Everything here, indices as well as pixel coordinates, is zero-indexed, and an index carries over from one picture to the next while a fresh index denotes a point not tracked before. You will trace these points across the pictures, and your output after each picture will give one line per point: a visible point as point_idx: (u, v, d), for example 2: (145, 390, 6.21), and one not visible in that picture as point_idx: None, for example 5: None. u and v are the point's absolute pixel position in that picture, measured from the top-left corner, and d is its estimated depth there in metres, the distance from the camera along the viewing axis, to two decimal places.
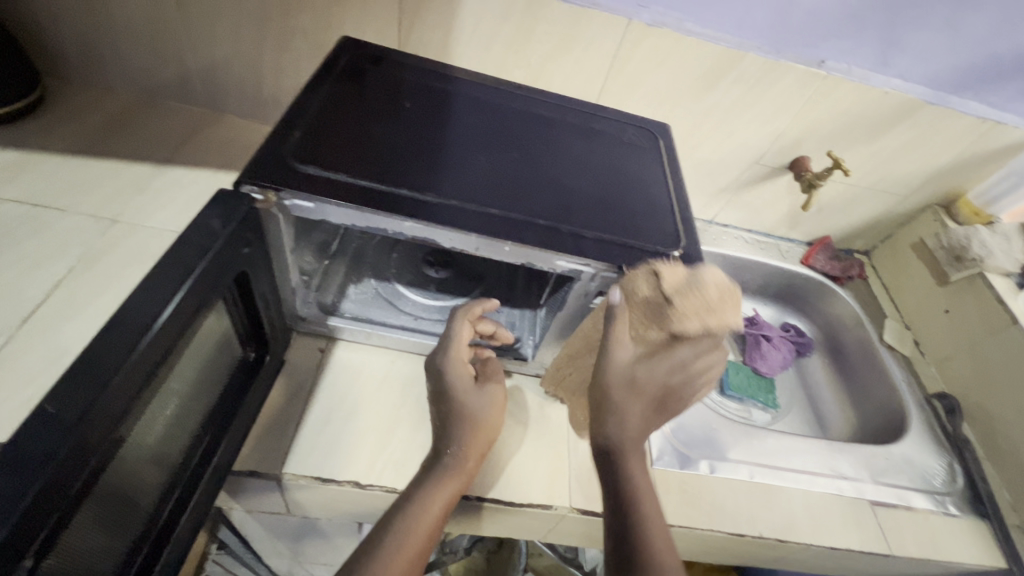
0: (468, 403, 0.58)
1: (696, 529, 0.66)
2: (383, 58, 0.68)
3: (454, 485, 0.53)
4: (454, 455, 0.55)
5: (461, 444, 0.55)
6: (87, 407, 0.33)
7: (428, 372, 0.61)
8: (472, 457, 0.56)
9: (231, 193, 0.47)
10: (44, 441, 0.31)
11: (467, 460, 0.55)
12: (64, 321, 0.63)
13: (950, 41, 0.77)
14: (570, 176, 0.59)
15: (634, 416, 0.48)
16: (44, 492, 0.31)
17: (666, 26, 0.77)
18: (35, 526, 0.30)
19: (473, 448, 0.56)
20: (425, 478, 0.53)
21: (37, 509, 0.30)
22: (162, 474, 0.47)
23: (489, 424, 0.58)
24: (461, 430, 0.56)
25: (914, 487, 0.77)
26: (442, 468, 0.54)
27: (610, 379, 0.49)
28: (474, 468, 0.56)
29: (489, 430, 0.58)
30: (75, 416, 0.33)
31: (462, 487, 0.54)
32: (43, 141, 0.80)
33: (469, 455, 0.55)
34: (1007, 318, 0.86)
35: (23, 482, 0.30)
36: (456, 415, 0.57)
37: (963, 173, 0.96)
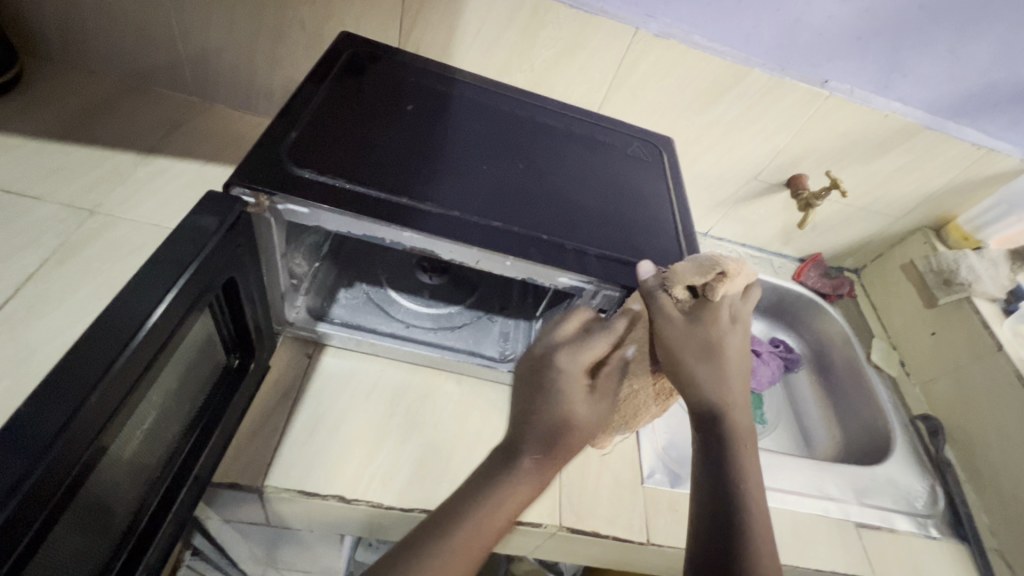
0: (573, 406, 0.48)
1: (685, 550, 0.64)
2: (381, 55, 0.65)
3: (527, 490, 0.45)
4: (531, 465, 0.46)
5: (542, 454, 0.46)
6: (60, 427, 0.31)
7: (528, 364, 0.51)
8: (552, 464, 0.47)
9: (221, 195, 0.45)
10: (17, 459, 0.29)
11: (537, 473, 0.46)
12: (34, 319, 0.60)
13: (950, 68, 0.77)
14: (574, 189, 0.58)
15: (734, 346, 0.49)
16: (15, 517, 0.28)
17: (673, 37, 0.76)
18: (5, 551, 0.28)
19: (552, 460, 0.47)
20: (487, 490, 0.45)
21: (7, 534, 0.28)
22: (138, 489, 0.45)
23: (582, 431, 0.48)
24: (546, 437, 0.47)
25: (898, 509, 0.77)
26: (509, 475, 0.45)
27: (713, 360, 0.48)
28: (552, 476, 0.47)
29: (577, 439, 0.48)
30: (46, 438, 0.30)
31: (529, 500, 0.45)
32: (19, 124, 0.76)
33: (550, 462, 0.46)
34: (991, 344, 0.87)
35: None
36: (552, 413, 0.47)
37: (954, 198, 0.98)
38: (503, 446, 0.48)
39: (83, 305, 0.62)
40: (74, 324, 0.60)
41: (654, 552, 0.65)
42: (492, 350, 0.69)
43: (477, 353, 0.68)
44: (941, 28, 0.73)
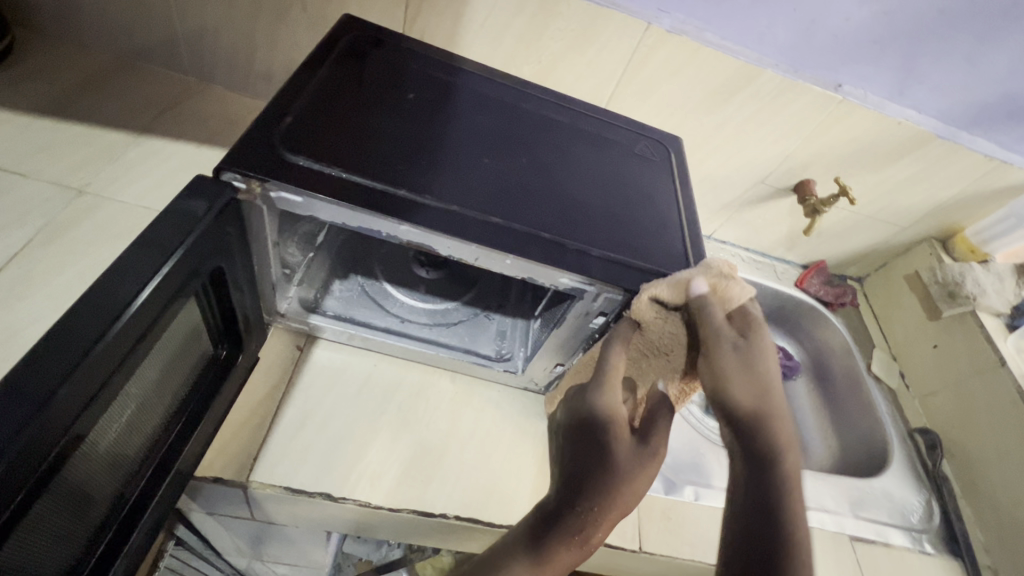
0: (622, 463, 0.43)
1: (678, 559, 0.63)
2: (384, 41, 0.63)
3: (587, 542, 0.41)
4: (586, 524, 0.41)
5: (600, 515, 0.42)
6: (26, 422, 0.29)
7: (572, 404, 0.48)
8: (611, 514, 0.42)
9: (211, 180, 0.43)
10: None
11: (591, 534, 0.41)
12: (15, 301, 0.58)
13: (967, 77, 0.76)
14: (578, 187, 0.56)
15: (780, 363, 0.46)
16: None
17: (686, 34, 0.74)
18: None
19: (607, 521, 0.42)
20: (541, 550, 0.40)
21: None
22: (116, 484, 0.43)
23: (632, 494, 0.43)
24: (602, 493, 0.42)
25: (893, 523, 0.76)
26: (566, 538, 0.41)
27: (763, 381, 0.44)
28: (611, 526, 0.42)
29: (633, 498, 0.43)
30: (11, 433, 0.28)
31: (581, 560, 0.42)
32: (7, 97, 0.74)
33: (608, 513, 0.42)
34: (994, 359, 0.86)
35: None
36: (603, 466, 0.43)
37: (962, 210, 0.97)
38: (566, 480, 0.43)
39: (68, 287, 0.60)
40: (57, 308, 0.58)
41: (645, 559, 0.64)
42: (488, 348, 0.67)
43: (473, 351, 0.66)
44: (960, 35, 0.71)
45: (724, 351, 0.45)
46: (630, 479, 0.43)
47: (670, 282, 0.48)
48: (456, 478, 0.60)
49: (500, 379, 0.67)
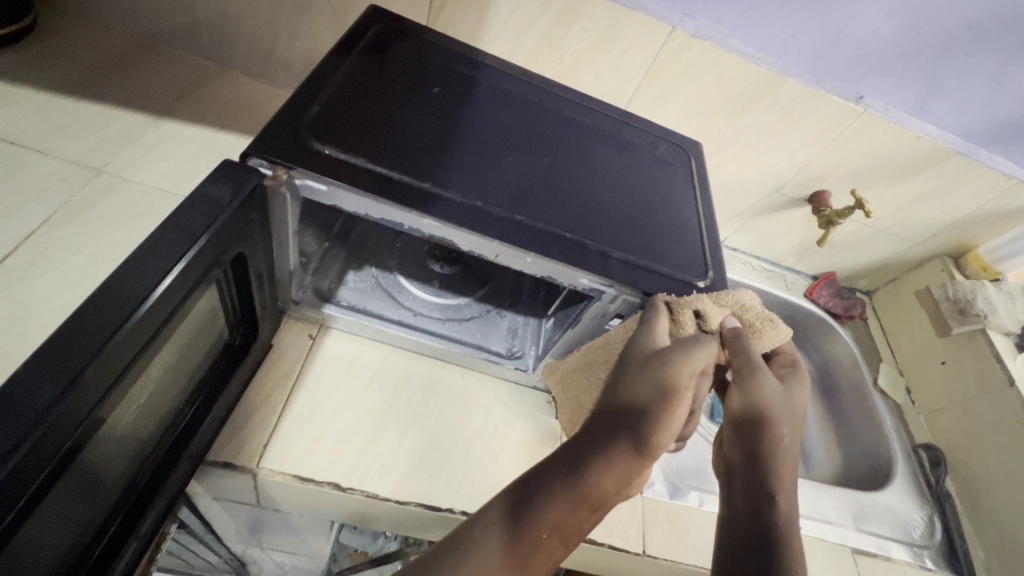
0: (635, 390, 0.42)
1: (680, 564, 0.63)
2: (409, 33, 0.63)
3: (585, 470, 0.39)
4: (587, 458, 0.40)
5: (604, 450, 0.40)
6: (53, 400, 0.29)
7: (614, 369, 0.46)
8: (616, 443, 0.40)
9: (238, 166, 0.43)
10: (9, 432, 0.28)
11: (593, 472, 0.39)
12: (32, 278, 0.58)
13: (991, 95, 0.75)
14: (600, 188, 0.56)
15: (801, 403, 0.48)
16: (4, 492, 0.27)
17: (710, 39, 0.73)
18: None
19: (614, 460, 0.39)
20: (537, 492, 0.40)
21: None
22: (131, 465, 0.43)
23: (643, 422, 0.41)
24: (603, 429, 0.41)
25: (895, 538, 0.76)
26: (561, 473, 0.40)
27: (786, 415, 0.46)
28: (617, 458, 0.40)
29: (652, 436, 0.40)
30: (39, 412, 0.29)
31: (578, 500, 0.39)
32: (30, 75, 0.74)
33: (612, 441, 0.40)
34: (1003, 378, 0.86)
35: None
36: (615, 401, 0.42)
37: (977, 227, 0.96)
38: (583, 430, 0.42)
39: (84, 266, 0.60)
40: (73, 286, 0.58)
41: (646, 563, 0.64)
42: (499, 346, 0.67)
43: (484, 348, 0.66)
44: (987, 52, 0.70)
45: (766, 384, 0.45)
46: (643, 412, 0.41)
47: (720, 307, 0.48)
48: (464, 473, 0.60)
49: (510, 376, 0.67)
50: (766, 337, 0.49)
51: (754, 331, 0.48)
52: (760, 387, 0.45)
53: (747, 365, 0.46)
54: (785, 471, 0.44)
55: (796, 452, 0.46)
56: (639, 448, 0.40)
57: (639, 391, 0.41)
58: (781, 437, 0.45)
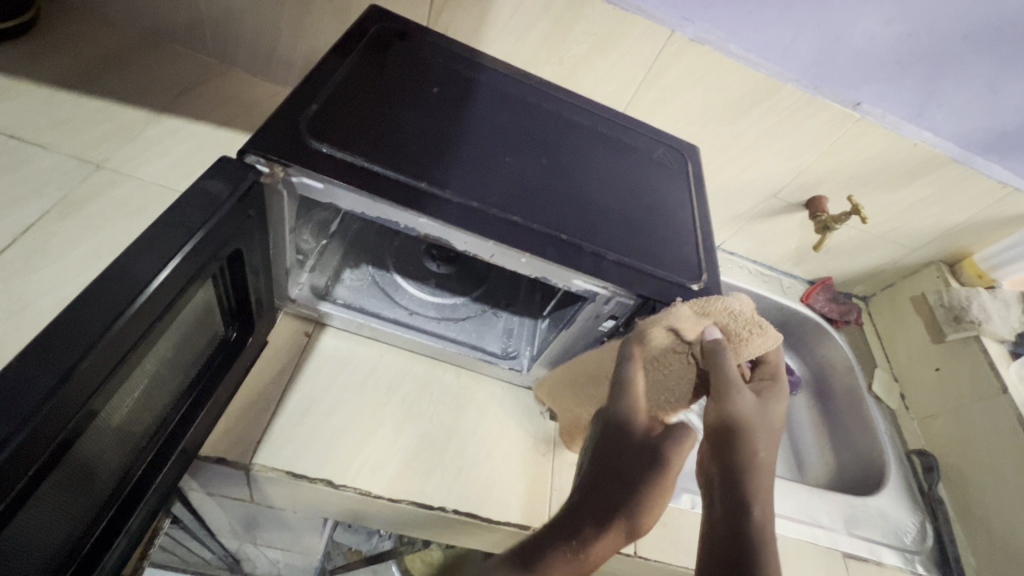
0: (632, 465, 0.47)
1: (671, 565, 0.64)
2: (409, 33, 0.63)
3: (587, 539, 0.44)
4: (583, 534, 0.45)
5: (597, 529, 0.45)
6: (47, 392, 0.29)
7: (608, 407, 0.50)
8: (614, 521, 0.45)
9: (235, 162, 0.43)
10: (2, 425, 0.28)
11: (591, 547, 0.44)
12: (29, 271, 0.58)
13: (987, 103, 0.76)
14: (596, 190, 0.56)
15: (779, 414, 0.48)
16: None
17: (708, 44, 0.74)
18: None
19: (605, 538, 0.44)
20: (545, 555, 0.44)
21: None
22: (124, 458, 0.43)
23: (641, 507, 0.46)
24: (596, 504, 0.46)
25: (887, 543, 0.76)
26: (567, 541, 0.44)
27: (762, 426, 0.46)
28: (613, 536, 0.45)
29: (637, 518, 0.46)
30: (32, 405, 0.29)
31: (578, 570, 0.44)
32: (31, 70, 0.74)
33: (612, 517, 0.46)
34: (996, 386, 0.86)
35: None
36: (614, 469, 0.48)
37: (973, 235, 0.97)
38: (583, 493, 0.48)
39: (82, 261, 0.60)
40: (70, 279, 0.58)
41: (638, 564, 0.64)
42: (495, 345, 0.67)
43: (480, 347, 0.66)
44: (983, 61, 0.71)
45: (740, 400, 0.46)
46: (632, 493, 0.46)
47: (700, 318, 0.47)
48: (457, 471, 0.60)
49: (505, 376, 0.67)
50: (749, 346, 0.48)
51: (738, 341, 0.48)
52: (734, 403, 0.46)
53: (721, 380, 0.46)
54: (761, 483, 0.45)
55: (772, 463, 0.46)
56: (630, 531, 0.45)
57: (635, 466, 0.47)
58: (756, 449, 0.45)
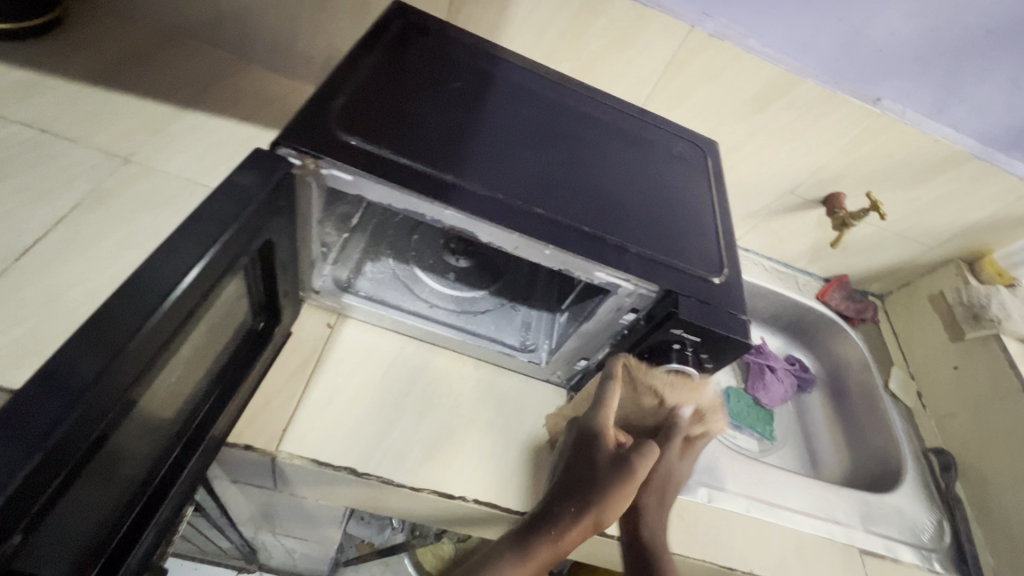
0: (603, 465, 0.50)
1: (688, 558, 0.64)
2: (432, 29, 0.64)
3: (559, 533, 0.45)
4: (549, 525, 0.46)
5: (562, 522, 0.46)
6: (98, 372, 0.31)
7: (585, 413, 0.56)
8: (585, 517, 0.46)
9: (268, 154, 0.44)
10: (57, 403, 0.29)
11: (564, 536, 0.45)
12: (60, 262, 0.59)
13: (1010, 97, 0.75)
14: (617, 184, 0.57)
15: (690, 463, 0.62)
16: (53, 459, 0.28)
17: (728, 39, 0.74)
18: (39, 492, 0.28)
19: (568, 530, 0.46)
20: (521, 544, 0.45)
21: (45, 476, 0.28)
22: (160, 443, 0.45)
23: (614, 503, 0.47)
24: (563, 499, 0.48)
25: (903, 540, 0.76)
26: (541, 532, 0.46)
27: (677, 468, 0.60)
28: (584, 530, 0.46)
29: (604, 511, 0.47)
30: (85, 385, 0.30)
31: (549, 561, 0.45)
32: (60, 65, 0.76)
33: (583, 513, 0.47)
34: (1016, 384, 0.86)
35: (26, 449, 0.27)
36: (584, 469, 0.50)
37: (993, 232, 0.96)
38: (553, 491, 0.50)
39: (111, 251, 0.62)
40: (100, 270, 0.60)
41: None
42: (513, 339, 0.68)
43: (498, 340, 0.67)
44: (1007, 55, 0.70)
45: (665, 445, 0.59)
46: (597, 489, 0.48)
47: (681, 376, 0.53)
48: (476, 462, 0.61)
49: (524, 369, 0.68)
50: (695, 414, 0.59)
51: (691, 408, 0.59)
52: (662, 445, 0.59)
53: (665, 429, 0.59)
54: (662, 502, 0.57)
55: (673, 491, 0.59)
56: (597, 525, 0.47)
57: (603, 464, 0.50)
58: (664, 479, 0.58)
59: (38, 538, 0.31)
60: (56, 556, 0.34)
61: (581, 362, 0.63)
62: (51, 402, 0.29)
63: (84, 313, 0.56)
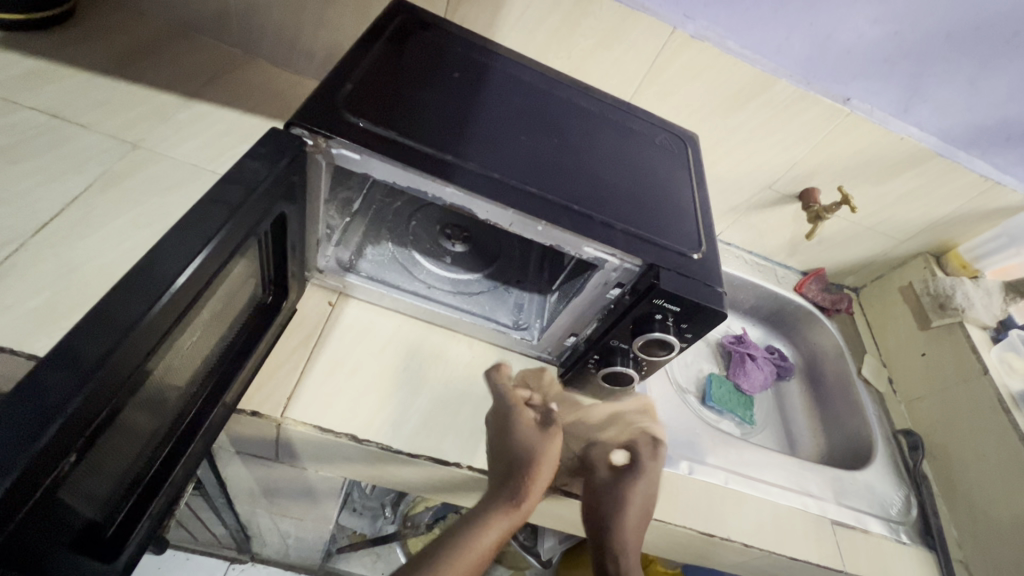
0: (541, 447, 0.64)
1: (670, 524, 0.68)
2: (431, 24, 0.68)
3: (507, 510, 0.58)
4: (513, 494, 0.60)
5: (518, 493, 0.60)
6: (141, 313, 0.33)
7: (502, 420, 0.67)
8: (524, 492, 0.60)
9: (283, 133, 0.47)
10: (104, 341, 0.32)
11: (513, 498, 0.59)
12: (72, 239, 0.62)
13: (968, 99, 0.81)
14: (605, 169, 0.61)
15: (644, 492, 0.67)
16: (101, 392, 0.31)
17: (708, 40, 0.79)
18: (87, 421, 0.31)
19: (527, 492, 0.60)
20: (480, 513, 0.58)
21: (93, 408, 0.31)
22: (178, 402, 0.47)
23: (544, 466, 0.62)
24: (516, 478, 0.61)
25: (873, 513, 0.81)
26: (498, 495, 0.60)
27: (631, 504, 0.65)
28: (526, 501, 0.59)
29: (535, 485, 0.61)
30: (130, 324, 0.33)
31: (507, 525, 0.58)
32: (70, 56, 0.79)
33: (523, 494, 0.60)
34: (978, 368, 0.91)
35: (79, 379, 0.30)
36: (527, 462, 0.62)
37: (957, 227, 1.02)
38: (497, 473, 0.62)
39: (121, 230, 0.64)
40: (111, 246, 0.62)
41: None
42: (506, 318, 0.72)
43: (493, 319, 0.71)
44: (964, 59, 0.76)
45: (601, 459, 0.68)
46: (528, 458, 0.63)
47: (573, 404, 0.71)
48: (469, 432, 0.64)
49: (516, 346, 0.72)
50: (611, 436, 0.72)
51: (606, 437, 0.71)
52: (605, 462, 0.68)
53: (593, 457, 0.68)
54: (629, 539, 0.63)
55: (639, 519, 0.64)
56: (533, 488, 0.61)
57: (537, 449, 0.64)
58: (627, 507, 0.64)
59: (77, 472, 0.34)
60: (84, 494, 0.37)
61: (574, 339, 0.67)
62: (96, 340, 0.32)
63: (97, 286, 0.59)
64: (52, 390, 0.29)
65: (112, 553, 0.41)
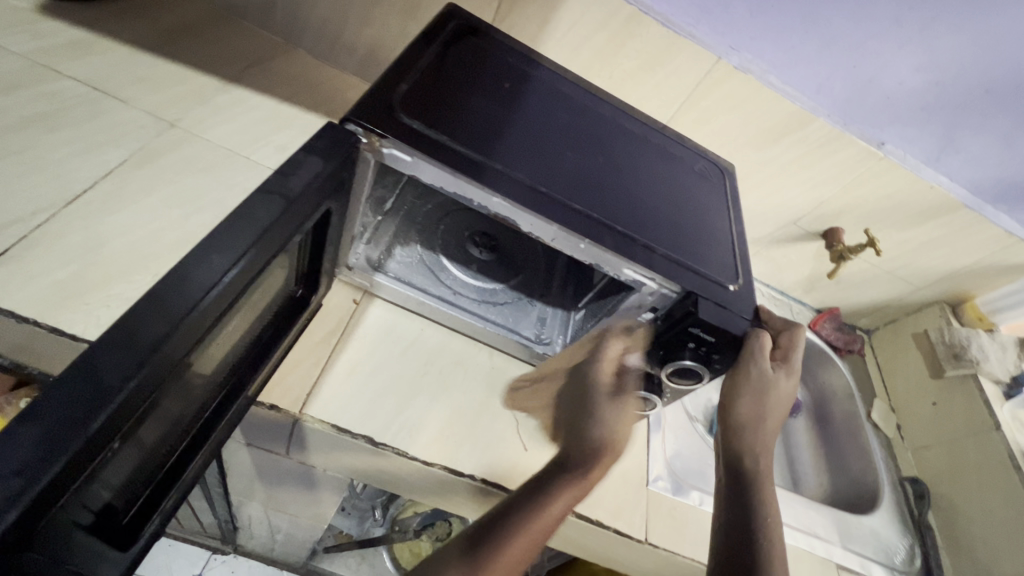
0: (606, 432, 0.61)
1: (677, 556, 0.66)
2: (481, 31, 0.68)
3: (573, 489, 0.57)
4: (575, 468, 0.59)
5: (557, 491, 0.55)
6: (196, 301, 0.33)
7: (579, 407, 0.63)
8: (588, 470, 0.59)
9: (338, 128, 0.47)
10: (161, 327, 0.31)
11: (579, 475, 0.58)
12: (103, 212, 0.61)
13: (1002, 154, 0.81)
14: (646, 192, 0.60)
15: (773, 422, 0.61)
16: (151, 379, 0.31)
17: (752, 72, 0.79)
18: (134, 408, 0.30)
19: (567, 490, 0.56)
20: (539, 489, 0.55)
21: (141, 395, 0.30)
22: (207, 390, 0.46)
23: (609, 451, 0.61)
24: (559, 476, 0.57)
25: (877, 559, 0.80)
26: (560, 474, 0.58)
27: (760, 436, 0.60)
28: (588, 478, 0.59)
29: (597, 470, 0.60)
30: (185, 309, 0.33)
31: (566, 509, 0.55)
32: (115, 30, 0.78)
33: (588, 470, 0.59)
34: (990, 422, 0.91)
35: (132, 364, 0.29)
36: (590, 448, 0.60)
37: (975, 279, 1.03)
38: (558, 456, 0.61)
39: (153, 208, 0.63)
40: (141, 224, 0.61)
41: (646, 551, 0.67)
42: (529, 331, 0.71)
43: (515, 332, 0.71)
44: (1003, 115, 0.76)
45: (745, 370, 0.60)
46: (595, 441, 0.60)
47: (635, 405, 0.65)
48: (485, 443, 0.64)
49: (537, 361, 0.71)
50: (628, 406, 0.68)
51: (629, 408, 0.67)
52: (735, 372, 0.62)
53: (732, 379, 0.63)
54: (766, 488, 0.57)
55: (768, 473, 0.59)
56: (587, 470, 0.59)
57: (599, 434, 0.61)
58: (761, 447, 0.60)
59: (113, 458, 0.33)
60: (112, 478, 0.35)
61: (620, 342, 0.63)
62: (154, 325, 0.31)
63: (126, 263, 0.58)
64: (108, 372, 0.29)
65: (124, 543, 0.40)
